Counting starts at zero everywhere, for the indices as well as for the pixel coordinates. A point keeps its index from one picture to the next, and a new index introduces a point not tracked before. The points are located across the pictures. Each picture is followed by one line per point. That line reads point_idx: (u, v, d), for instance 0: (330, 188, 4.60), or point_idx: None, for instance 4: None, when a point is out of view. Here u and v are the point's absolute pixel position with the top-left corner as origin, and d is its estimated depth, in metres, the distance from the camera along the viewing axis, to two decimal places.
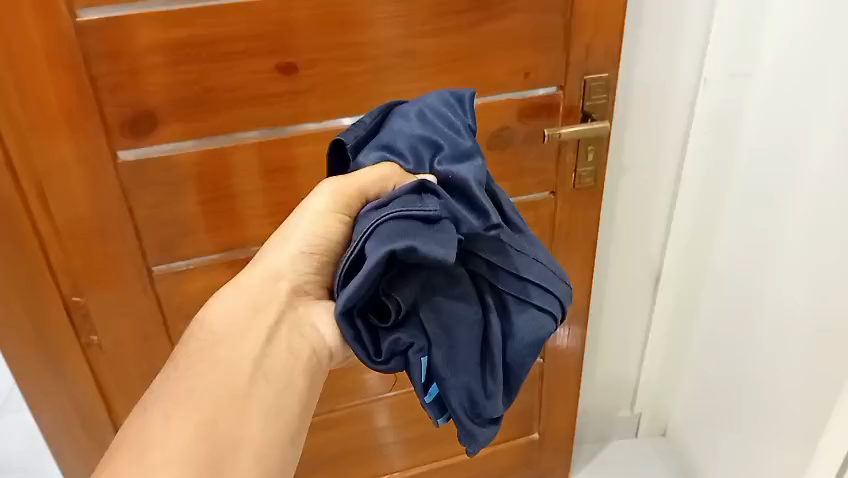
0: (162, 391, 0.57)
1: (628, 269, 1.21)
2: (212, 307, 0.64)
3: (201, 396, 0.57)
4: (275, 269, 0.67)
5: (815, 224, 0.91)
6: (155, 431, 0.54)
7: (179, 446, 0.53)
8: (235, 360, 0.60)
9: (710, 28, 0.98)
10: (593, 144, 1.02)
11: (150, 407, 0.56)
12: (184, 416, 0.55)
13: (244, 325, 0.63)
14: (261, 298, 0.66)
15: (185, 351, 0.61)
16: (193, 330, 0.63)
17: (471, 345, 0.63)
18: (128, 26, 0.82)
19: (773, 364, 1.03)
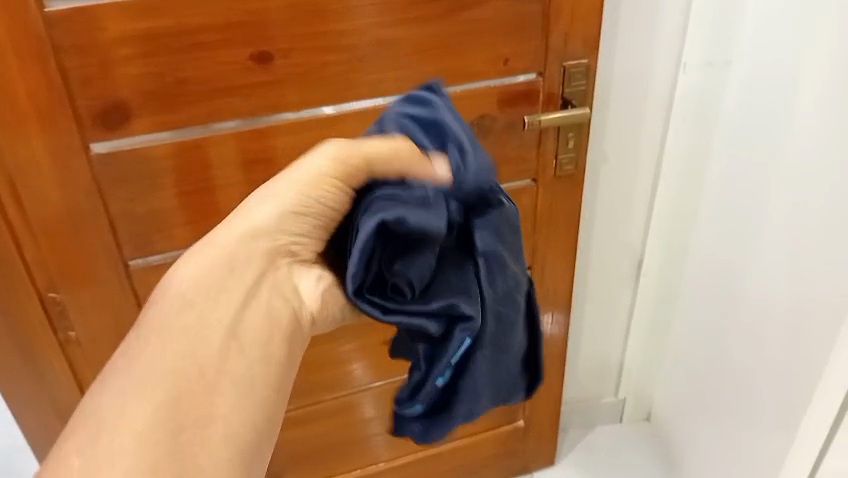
0: (124, 354, 0.55)
1: (609, 254, 1.21)
2: (184, 264, 0.62)
3: (165, 367, 0.55)
4: (261, 225, 0.64)
5: (795, 210, 0.91)
6: (111, 406, 0.52)
7: (137, 422, 0.51)
8: (201, 328, 0.58)
9: (689, 12, 0.98)
10: (573, 131, 1.01)
11: (110, 373, 0.54)
12: (142, 389, 0.53)
13: (215, 289, 0.61)
14: (243, 261, 0.63)
15: (150, 312, 0.59)
16: (163, 286, 0.60)
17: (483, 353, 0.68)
18: (98, 16, 0.79)
19: (754, 349, 1.04)
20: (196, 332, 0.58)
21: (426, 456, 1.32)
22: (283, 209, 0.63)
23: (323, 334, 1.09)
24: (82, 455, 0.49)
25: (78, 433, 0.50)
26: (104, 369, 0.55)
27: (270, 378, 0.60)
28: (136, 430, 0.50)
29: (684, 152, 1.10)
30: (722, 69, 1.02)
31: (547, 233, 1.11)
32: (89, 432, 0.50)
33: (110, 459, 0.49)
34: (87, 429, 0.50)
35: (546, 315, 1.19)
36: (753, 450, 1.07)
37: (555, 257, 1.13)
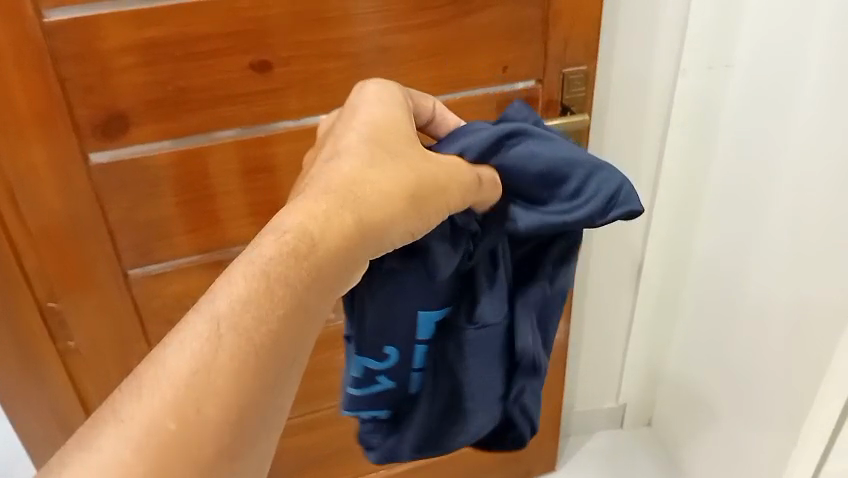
0: (239, 319, 0.44)
1: (609, 259, 1.22)
2: (310, 216, 0.48)
3: (278, 355, 0.45)
4: (386, 230, 0.52)
5: (796, 211, 0.92)
6: (218, 380, 0.42)
7: (232, 415, 0.42)
8: (309, 327, 0.47)
9: (687, 18, 0.99)
10: (573, 137, 1.02)
11: (222, 335, 0.43)
12: (250, 378, 0.43)
13: (331, 279, 0.49)
14: (363, 254, 0.51)
15: (280, 278, 0.46)
16: (299, 251, 0.47)
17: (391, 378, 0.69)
18: (98, 25, 0.80)
19: (756, 351, 1.04)
20: (305, 329, 0.47)
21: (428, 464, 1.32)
22: (410, 224, 0.54)
23: (324, 341, 1.09)
24: (175, 424, 0.41)
25: (170, 393, 0.41)
26: (212, 319, 0.43)
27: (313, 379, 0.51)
28: (228, 424, 0.42)
29: (683, 160, 1.10)
30: (724, 73, 1.02)
31: None
32: (183, 404, 0.41)
33: (199, 442, 0.41)
34: (175, 405, 0.41)
35: None
36: (756, 453, 1.08)
37: None
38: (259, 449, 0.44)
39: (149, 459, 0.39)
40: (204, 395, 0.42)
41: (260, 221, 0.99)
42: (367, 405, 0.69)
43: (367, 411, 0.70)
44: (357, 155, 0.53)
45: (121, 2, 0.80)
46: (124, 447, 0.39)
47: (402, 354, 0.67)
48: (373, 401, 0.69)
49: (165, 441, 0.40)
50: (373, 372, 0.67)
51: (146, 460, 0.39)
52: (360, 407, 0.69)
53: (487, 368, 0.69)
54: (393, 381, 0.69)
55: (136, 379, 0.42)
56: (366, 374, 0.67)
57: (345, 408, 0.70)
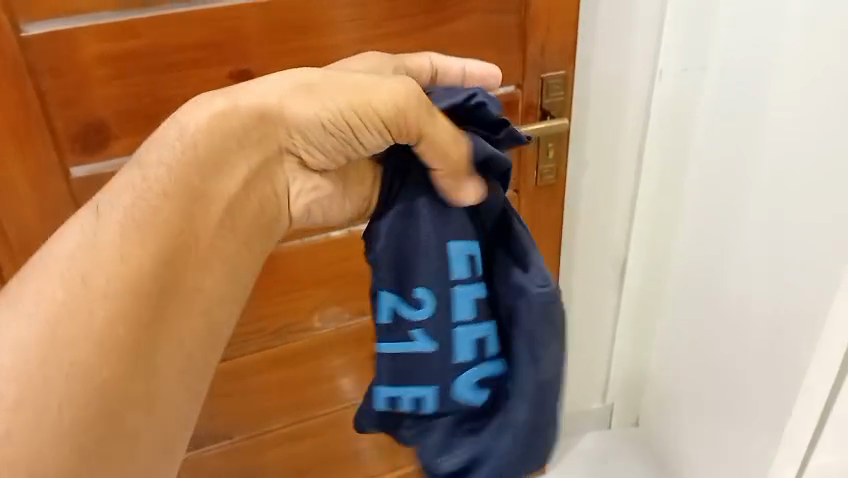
0: (123, 208, 0.50)
1: (593, 262, 1.22)
2: (194, 111, 0.54)
3: (165, 234, 0.51)
4: (292, 122, 0.57)
5: (771, 214, 0.93)
6: (109, 265, 0.48)
7: (130, 293, 0.48)
8: (206, 202, 0.54)
9: (663, 19, 0.99)
10: (553, 141, 1.02)
11: (107, 225, 0.49)
12: (139, 262, 0.49)
13: (218, 170, 0.54)
14: (256, 150, 0.57)
15: (153, 167, 0.52)
16: (180, 149, 0.53)
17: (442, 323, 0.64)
18: (74, 38, 0.79)
19: (737, 351, 1.06)
20: (191, 212, 0.53)
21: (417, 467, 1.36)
22: (319, 112, 0.56)
23: (309, 350, 1.11)
24: (61, 297, 0.47)
25: (65, 279, 0.47)
26: (101, 214, 0.50)
27: (196, 327, 0.53)
28: (125, 302, 0.48)
29: (663, 161, 1.12)
30: (697, 75, 1.03)
31: None
32: (70, 279, 0.47)
33: (101, 317, 0.47)
34: (64, 286, 0.47)
35: None
36: (740, 452, 1.09)
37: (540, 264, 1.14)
38: (153, 344, 0.50)
39: (54, 331, 0.46)
40: (96, 277, 0.48)
41: None
42: (402, 374, 0.67)
43: (405, 388, 0.67)
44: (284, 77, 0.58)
45: (98, 15, 0.80)
46: (30, 323, 0.45)
47: (438, 300, 0.64)
48: (410, 367, 0.66)
49: (71, 315, 0.46)
50: (406, 323, 0.65)
51: (53, 330, 0.46)
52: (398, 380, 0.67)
53: (546, 350, 0.65)
54: (433, 341, 0.65)
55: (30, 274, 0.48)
56: (396, 322, 0.66)
57: (383, 384, 0.68)
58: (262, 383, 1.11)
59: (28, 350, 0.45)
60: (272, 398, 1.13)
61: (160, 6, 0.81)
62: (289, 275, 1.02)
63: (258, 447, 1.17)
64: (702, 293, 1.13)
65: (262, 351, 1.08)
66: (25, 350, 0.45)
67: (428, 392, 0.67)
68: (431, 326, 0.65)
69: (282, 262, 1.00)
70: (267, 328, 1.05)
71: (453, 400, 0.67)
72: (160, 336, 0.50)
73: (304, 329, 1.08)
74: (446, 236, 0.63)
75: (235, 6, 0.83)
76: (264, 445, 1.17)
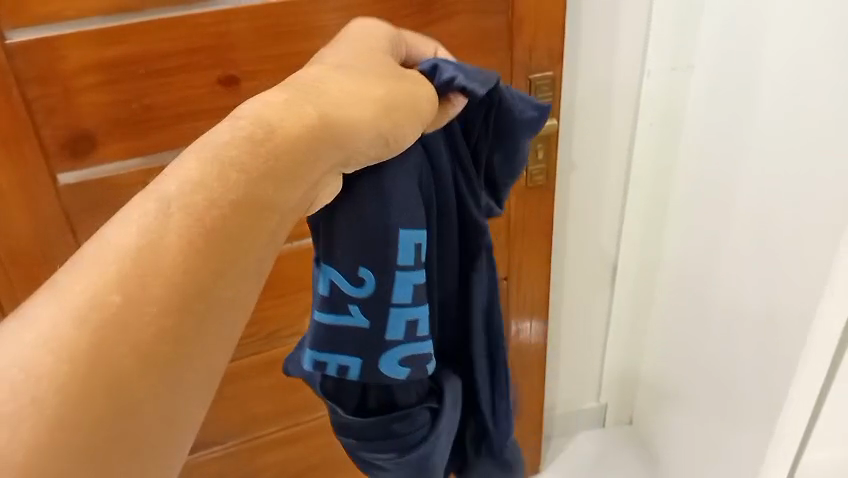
0: (186, 201, 0.41)
1: (583, 261, 1.23)
2: (271, 107, 0.47)
3: (229, 240, 0.41)
4: (357, 142, 0.50)
5: (762, 209, 0.94)
6: (157, 260, 0.39)
7: (180, 300, 0.39)
8: (270, 215, 0.44)
9: (650, 17, 0.99)
10: (542, 142, 1.02)
11: (171, 214, 0.40)
12: (199, 265, 0.40)
13: (293, 176, 0.46)
14: (324, 159, 0.48)
15: (232, 161, 0.43)
16: (255, 135, 0.45)
17: (383, 309, 0.59)
18: (60, 45, 0.79)
19: (729, 348, 1.06)
20: (265, 229, 0.44)
21: None
22: (378, 123, 0.51)
23: None
24: (119, 299, 0.38)
25: (98, 270, 0.38)
26: (161, 200, 0.41)
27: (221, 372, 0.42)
28: (177, 307, 0.39)
29: (653, 160, 1.12)
30: (685, 74, 1.04)
31: (521, 241, 1.12)
32: (126, 277, 0.38)
33: (144, 322, 0.38)
34: (118, 277, 0.38)
35: (525, 322, 1.20)
36: (734, 447, 1.09)
37: (531, 263, 1.14)
38: (189, 381, 0.39)
39: (89, 333, 0.36)
40: (146, 273, 0.38)
41: None
42: (333, 343, 0.60)
43: (331, 356, 0.60)
44: (330, 66, 0.53)
45: (83, 21, 0.80)
46: (56, 310, 0.37)
47: (380, 280, 0.58)
48: (342, 341, 0.60)
49: (98, 309, 0.37)
50: (346, 297, 0.58)
51: (84, 330, 0.36)
52: (324, 348, 0.60)
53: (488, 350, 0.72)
54: (369, 319, 0.59)
55: (78, 259, 0.39)
56: (333, 295, 0.58)
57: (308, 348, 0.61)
58: (254, 387, 1.11)
59: (53, 348, 0.36)
60: (266, 403, 1.13)
61: (146, 12, 0.81)
62: (281, 280, 1.02)
63: (252, 451, 1.17)
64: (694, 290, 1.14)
65: (254, 355, 1.07)
66: (57, 351, 0.36)
67: (356, 368, 0.61)
68: (374, 309, 0.59)
69: (274, 267, 1.00)
70: (260, 332, 1.05)
71: (380, 378, 0.62)
72: (199, 353, 0.40)
73: (297, 333, 1.08)
74: (398, 222, 0.57)
75: (222, 12, 0.83)
76: (259, 450, 1.17)
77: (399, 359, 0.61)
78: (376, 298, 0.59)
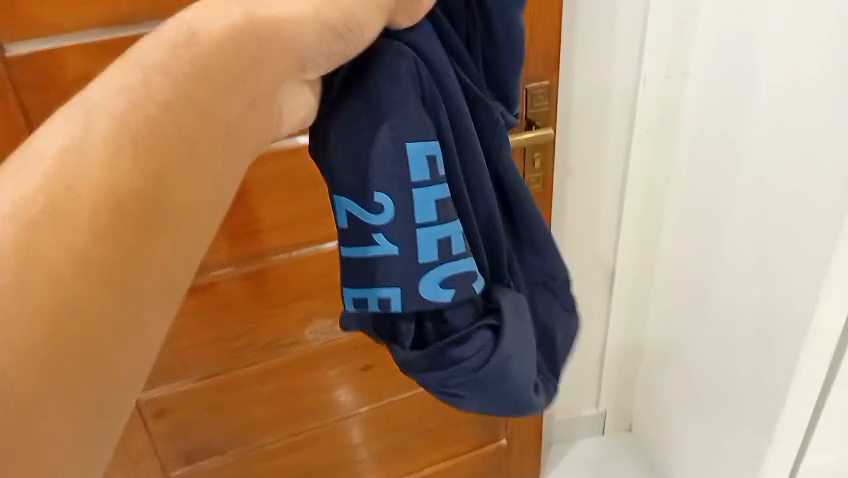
0: (119, 109, 0.36)
1: (581, 267, 1.23)
2: (201, 12, 0.42)
3: (166, 147, 0.37)
4: (302, 48, 0.48)
5: (756, 213, 0.95)
6: (91, 163, 0.35)
7: (115, 207, 0.34)
8: (209, 117, 0.40)
9: (646, 25, 1.00)
10: (539, 151, 1.03)
11: (95, 124, 0.36)
12: (134, 172, 0.35)
13: (224, 75, 0.41)
14: (262, 62, 0.45)
15: (160, 68, 0.39)
16: (177, 40, 0.40)
17: (408, 230, 0.57)
18: (57, 57, 0.80)
19: (726, 351, 1.07)
20: (208, 122, 0.40)
21: (436, 469, 1.34)
22: (322, 21, 0.48)
23: (302, 362, 1.10)
24: (42, 202, 0.33)
25: (31, 183, 0.33)
26: (85, 111, 0.36)
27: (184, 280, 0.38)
28: (113, 217, 0.34)
29: (649, 165, 1.13)
30: (681, 80, 1.05)
31: None
32: (49, 187, 0.33)
33: (76, 229, 0.33)
34: (43, 186, 0.33)
35: None
36: (732, 451, 1.10)
37: None
38: (140, 301, 0.35)
39: (19, 244, 0.32)
40: (79, 179, 0.34)
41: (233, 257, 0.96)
42: (364, 277, 0.60)
43: (370, 290, 0.60)
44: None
45: (83, 33, 0.80)
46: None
47: (395, 198, 0.56)
48: (371, 273, 0.59)
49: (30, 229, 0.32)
50: (362, 224, 0.58)
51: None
52: (358, 283, 0.60)
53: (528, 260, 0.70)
54: (396, 242, 0.58)
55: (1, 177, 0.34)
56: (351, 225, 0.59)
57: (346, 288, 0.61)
58: (253, 396, 1.11)
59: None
60: (265, 411, 1.13)
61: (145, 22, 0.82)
62: (279, 289, 1.02)
63: (252, 460, 1.17)
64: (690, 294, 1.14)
65: (253, 364, 1.07)
66: None
67: (396, 300, 0.59)
68: (397, 231, 0.57)
69: (272, 277, 1.00)
70: (258, 341, 1.05)
71: (424, 306, 0.59)
72: (148, 257, 0.36)
73: (296, 341, 1.08)
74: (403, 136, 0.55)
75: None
76: (258, 458, 1.17)
77: (439, 279, 0.59)
78: (397, 223, 0.57)
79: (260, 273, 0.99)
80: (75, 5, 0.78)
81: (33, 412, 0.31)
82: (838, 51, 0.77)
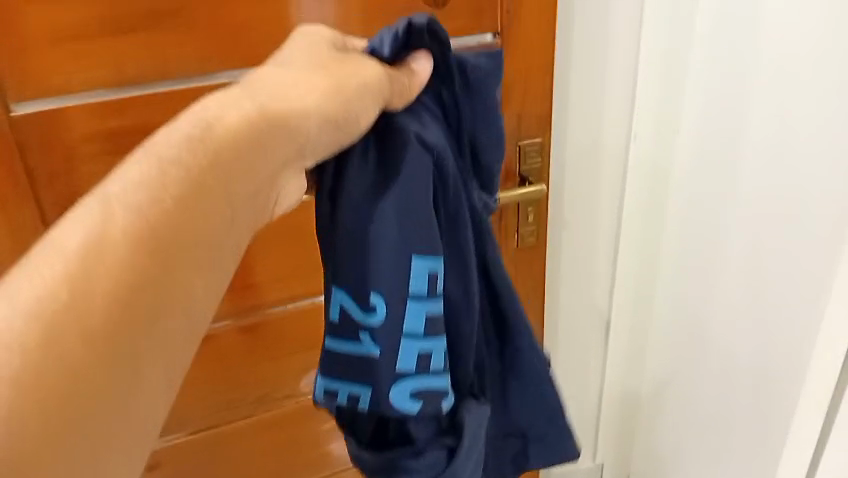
0: (133, 200, 0.45)
1: (575, 319, 1.25)
2: (217, 107, 0.52)
3: (173, 227, 0.46)
4: (306, 137, 0.55)
5: (749, 264, 0.97)
6: (109, 247, 0.43)
7: (131, 276, 0.43)
8: (215, 197, 0.49)
9: (635, 86, 1.05)
10: (533, 205, 1.06)
11: (115, 213, 0.45)
12: (147, 246, 0.45)
13: (236, 162, 0.50)
14: (276, 145, 0.53)
15: (174, 161, 0.48)
16: (195, 134, 0.50)
17: (393, 339, 0.63)
18: (62, 118, 0.82)
19: (723, 400, 1.08)
20: (204, 211, 0.48)
21: None
22: (324, 106, 0.56)
23: (299, 415, 1.10)
24: (68, 293, 0.41)
25: (55, 263, 0.42)
26: (104, 198, 0.46)
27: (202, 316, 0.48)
28: (129, 284, 0.43)
29: (643, 219, 1.16)
30: (670, 136, 1.08)
31: None
32: (80, 267, 0.42)
33: (98, 295, 0.42)
34: (75, 263, 0.42)
35: None
36: None
37: None
38: (154, 335, 0.44)
39: (53, 313, 0.40)
40: (101, 259, 0.43)
41: (232, 310, 0.97)
42: (345, 369, 0.66)
43: (345, 384, 0.67)
44: (279, 66, 0.58)
45: (89, 94, 0.83)
46: (18, 297, 0.40)
47: (389, 310, 0.62)
48: (351, 364, 0.66)
49: (55, 299, 0.41)
50: (351, 320, 0.64)
51: (33, 322, 0.40)
52: (334, 374, 0.67)
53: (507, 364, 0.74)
54: (378, 347, 0.63)
55: (38, 250, 0.43)
56: (340, 320, 0.65)
57: (322, 375, 0.68)
58: (248, 450, 1.10)
59: (15, 334, 0.39)
60: (262, 465, 1.12)
61: (149, 85, 0.84)
62: (275, 342, 1.02)
63: None
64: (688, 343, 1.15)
65: (249, 418, 1.07)
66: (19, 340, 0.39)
67: (367, 394, 0.66)
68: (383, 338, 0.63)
69: (269, 329, 1.01)
70: (253, 394, 1.05)
71: (393, 408, 0.65)
72: (145, 328, 0.44)
73: (292, 394, 1.08)
74: (409, 250, 0.60)
75: (219, 85, 0.86)
76: None
77: (410, 391, 0.65)
78: (385, 328, 0.62)
79: (258, 325, 1.00)
80: (82, 68, 0.80)
81: (72, 433, 0.40)
82: (823, 110, 0.80)
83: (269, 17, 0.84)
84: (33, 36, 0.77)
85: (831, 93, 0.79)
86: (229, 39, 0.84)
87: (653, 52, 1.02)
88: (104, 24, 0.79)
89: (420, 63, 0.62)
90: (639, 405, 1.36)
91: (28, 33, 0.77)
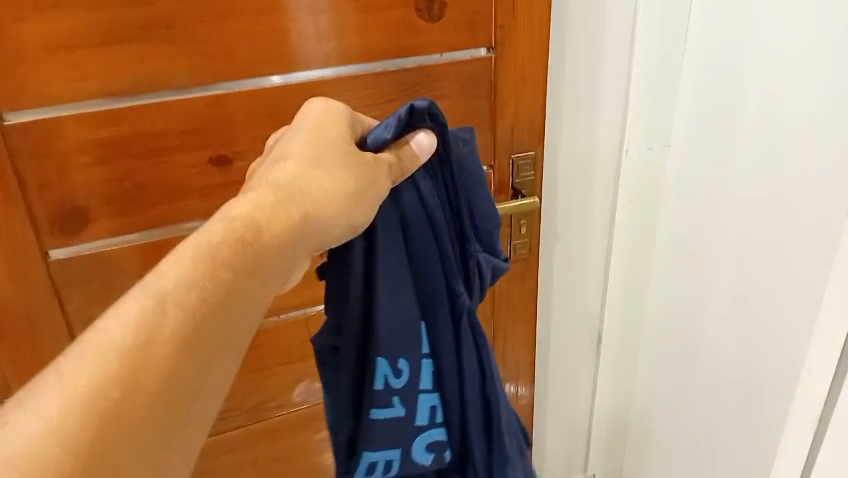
0: (182, 298, 0.47)
1: (567, 331, 1.26)
2: (259, 208, 0.55)
3: (214, 326, 0.48)
4: (325, 238, 0.58)
5: (739, 274, 0.98)
6: (156, 350, 0.45)
7: (174, 373, 0.45)
8: (251, 300, 0.51)
9: (626, 101, 1.06)
10: (525, 218, 1.07)
11: (167, 309, 0.46)
12: (188, 346, 0.46)
13: (271, 269, 0.53)
14: (302, 249, 0.57)
15: (224, 262, 0.50)
16: (244, 237, 0.52)
17: (411, 396, 0.68)
18: (55, 128, 0.82)
19: (713, 409, 1.09)
20: (238, 319, 0.50)
21: None
22: (346, 212, 0.59)
23: (290, 426, 1.10)
24: (118, 393, 0.43)
25: (93, 365, 0.43)
26: (153, 292, 0.47)
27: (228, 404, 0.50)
28: (171, 380, 0.45)
29: (633, 237, 1.17)
30: (661, 152, 1.10)
31: (506, 314, 1.15)
32: (125, 366, 0.43)
33: (144, 388, 0.44)
34: (118, 359, 0.44)
35: (511, 387, 1.22)
36: None
37: (515, 336, 1.17)
38: (190, 428, 0.46)
39: (100, 406, 0.42)
40: (141, 366, 0.44)
41: None
42: (382, 436, 0.69)
43: (381, 452, 0.69)
44: (299, 158, 0.60)
45: (85, 103, 0.83)
46: (59, 400, 0.42)
47: (412, 368, 0.68)
48: (389, 431, 0.69)
49: (97, 404, 0.42)
50: (390, 390, 0.67)
51: (79, 415, 0.41)
52: (372, 446, 0.69)
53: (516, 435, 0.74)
54: (404, 408, 0.68)
55: (77, 348, 0.45)
56: (383, 390, 0.67)
57: (368, 450, 0.69)
58: (239, 461, 1.09)
59: (52, 437, 0.40)
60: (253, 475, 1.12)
61: (145, 94, 0.85)
62: (267, 351, 1.02)
63: None
64: (677, 353, 1.17)
65: (240, 428, 1.07)
66: (60, 431, 0.40)
67: (396, 457, 0.70)
68: (405, 395, 0.68)
69: (261, 338, 1.01)
70: (244, 404, 1.05)
71: (412, 461, 0.71)
72: (177, 432, 0.45)
73: (283, 405, 1.08)
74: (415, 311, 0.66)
75: (215, 95, 0.87)
76: None
77: (427, 442, 0.71)
78: (407, 386, 0.68)
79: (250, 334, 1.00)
80: (78, 77, 0.81)
81: None
82: (822, 130, 0.81)
83: (265, 31, 0.85)
84: (29, 45, 0.78)
85: (829, 114, 0.80)
86: (226, 49, 0.84)
87: (644, 72, 1.03)
88: (100, 33, 0.79)
89: (422, 142, 0.62)
90: (630, 419, 1.36)
91: (22, 45, 0.77)
